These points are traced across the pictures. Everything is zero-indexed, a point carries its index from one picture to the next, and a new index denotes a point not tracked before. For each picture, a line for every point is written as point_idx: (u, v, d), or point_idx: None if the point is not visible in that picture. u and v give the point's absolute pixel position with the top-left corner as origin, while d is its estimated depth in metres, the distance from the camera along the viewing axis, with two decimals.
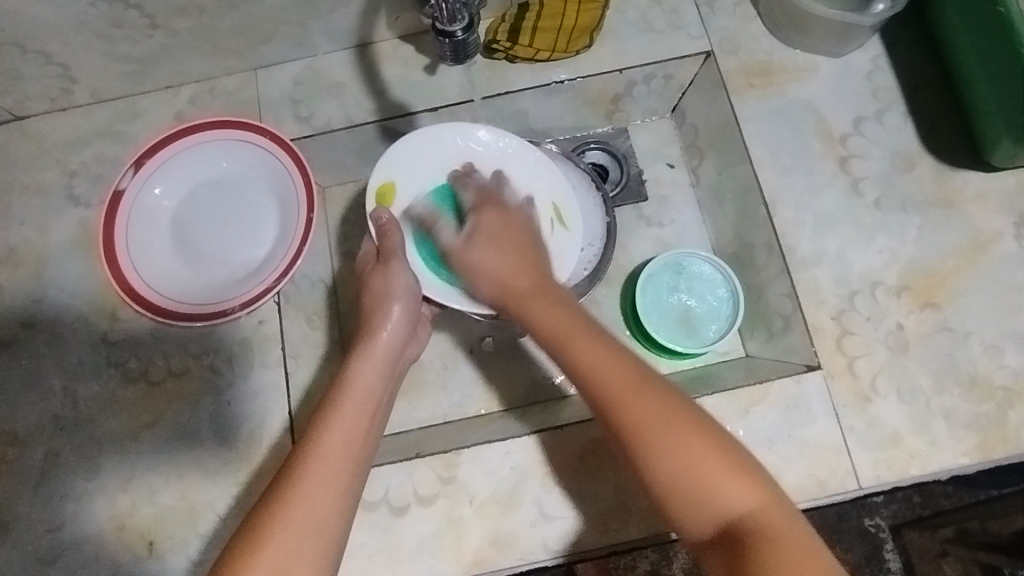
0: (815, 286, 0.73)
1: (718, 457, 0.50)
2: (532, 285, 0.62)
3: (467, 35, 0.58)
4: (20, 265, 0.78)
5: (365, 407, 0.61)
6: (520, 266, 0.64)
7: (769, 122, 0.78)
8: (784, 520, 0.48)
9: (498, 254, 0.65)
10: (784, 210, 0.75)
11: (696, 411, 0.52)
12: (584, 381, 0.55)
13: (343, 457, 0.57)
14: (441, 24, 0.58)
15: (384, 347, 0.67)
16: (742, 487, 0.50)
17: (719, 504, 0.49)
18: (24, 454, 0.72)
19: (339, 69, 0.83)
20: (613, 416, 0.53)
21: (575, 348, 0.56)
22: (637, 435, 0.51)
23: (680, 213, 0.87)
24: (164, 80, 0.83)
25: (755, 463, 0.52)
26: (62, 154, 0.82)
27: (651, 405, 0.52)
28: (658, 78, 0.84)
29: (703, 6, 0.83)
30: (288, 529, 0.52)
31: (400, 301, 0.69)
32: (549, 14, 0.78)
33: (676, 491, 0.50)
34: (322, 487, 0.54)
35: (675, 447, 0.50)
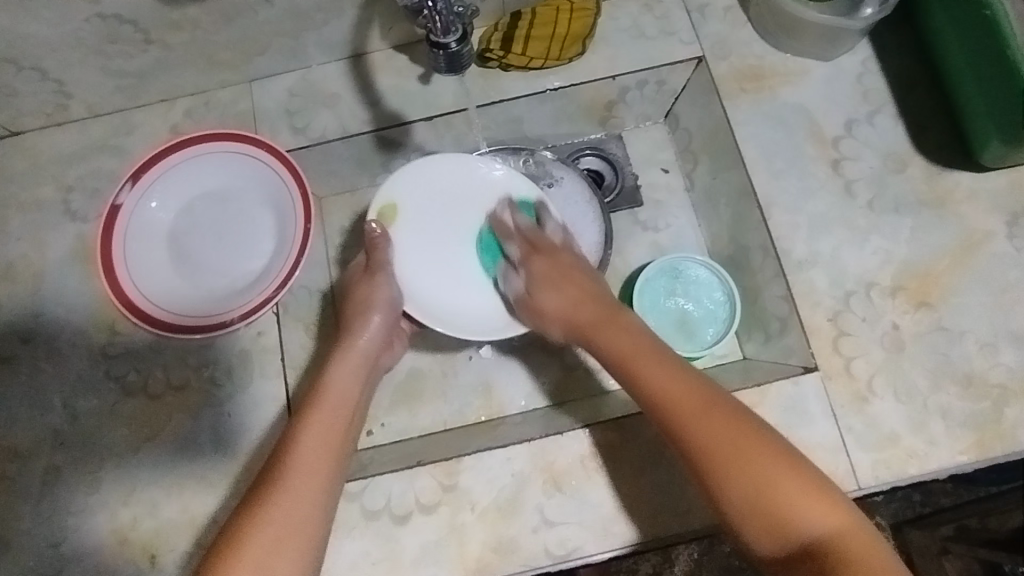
0: (810, 287, 0.73)
1: (794, 476, 0.51)
2: (597, 314, 0.67)
3: (461, 47, 0.59)
4: (18, 280, 0.78)
5: (341, 406, 0.64)
6: (582, 300, 0.69)
7: (762, 125, 0.79)
8: (861, 538, 0.48)
9: (566, 293, 0.70)
10: (779, 213, 0.76)
11: (763, 428, 0.53)
12: (647, 398, 0.58)
13: (324, 451, 0.59)
14: (435, 36, 0.58)
15: (362, 352, 0.69)
16: (817, 505, 0.49)
17: (796, 524, 0.49)
18: (24, 470, 0.72)
19: (334, 80, 0.84)
20: (682, 436, 0.55)
21: (641, 368, 0.60)
22: (707, 452, 0.53)
23: (675, 218, 0.87)
24: (159, 94, 0.83)
25: (836, 486, 0.51)
26: (58, 169, 0.82)
27: (722, 428, 0.53)
28: (651, 84, 0.85)
29: (694, 12, 0.84)
30: (276, 516, 0.53)
31: (379, 311, 0.72)
32: (543, 21, 0.80)
33: (744, 510, 0.51)
34: (303, 479, 0.56)
35: (753, 464, 0.51)
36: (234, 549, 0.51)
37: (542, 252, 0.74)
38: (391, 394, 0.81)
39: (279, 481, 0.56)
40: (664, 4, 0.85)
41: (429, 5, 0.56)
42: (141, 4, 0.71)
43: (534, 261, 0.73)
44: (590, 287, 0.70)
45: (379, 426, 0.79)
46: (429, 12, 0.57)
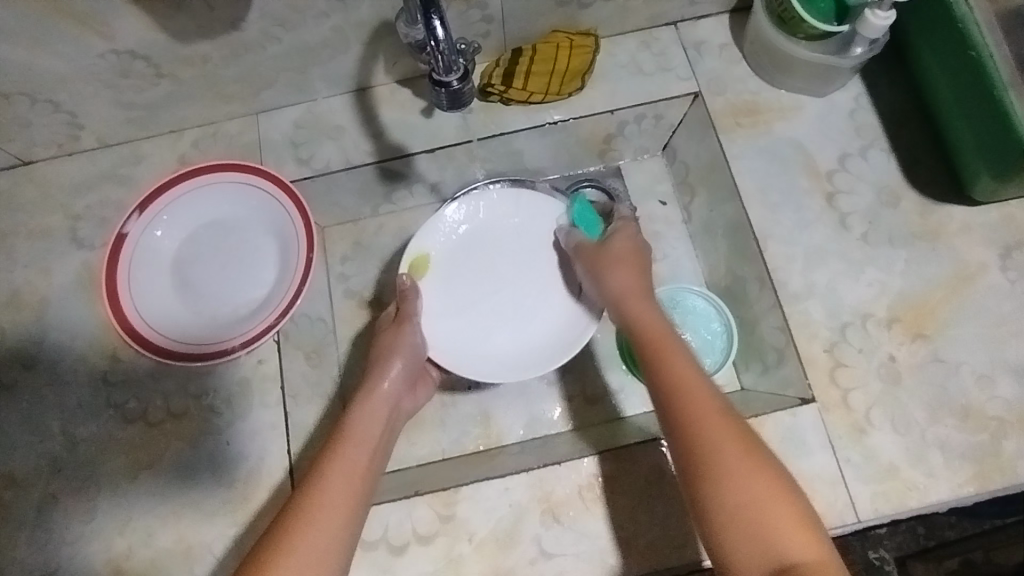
0: (806, 319, 0.74)
1: (772, 492, 0.52)
2: (655, 333, 0.66)
3: (462, 85, 0.61)
4: (23, 307, 0.79)
5: (362, 449, 0.63)
6: (642, 317, 0.69)
7: (757, 159, 0.81)
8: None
9: (638, 280, 0.73)
10: (775, 245, 0.77)
11: (771, 459, 0.54)
12: (668, 395, 0.60)
13: (342, 497, 0.58)
14: (437, 74, 0.60)
15: (384, 396, 0.70)
16: (802, 536, 0.49)
17: (777, 547, 0.49)
18: (21, 497, 0.72)
19: (339, 113, 0.86)
20: (689, 440, 0.56)
21: (669, 366, 0.62)
22: (708, 462, 0.54)
23: (673, 248, 0.88)
24: (168, 125, 0.85)
25: (824, 531, 0.51)
26: (67, 198, 0.84)
27: (729, 443, 0.54)
28: (649, 118, 0.87)
29: (690, 49, 0.87)
30: (291, 560, 0.52)
31: (401, 360, 0.73)
32: (542, 58, 0.82)
33: (731, 517, 0.51)
34: (320, 523, 0.55)
35: (749, 486, 0.52)
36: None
37: (620, 262, 0.74)
38: None
39: (298, 524, 0.55)
40: (661, 41, 0.87)
41: (432, 45, 0.56)
42: (155, 40, 0.73)
43: (615, 275, 0.73)
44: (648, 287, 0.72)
45: None
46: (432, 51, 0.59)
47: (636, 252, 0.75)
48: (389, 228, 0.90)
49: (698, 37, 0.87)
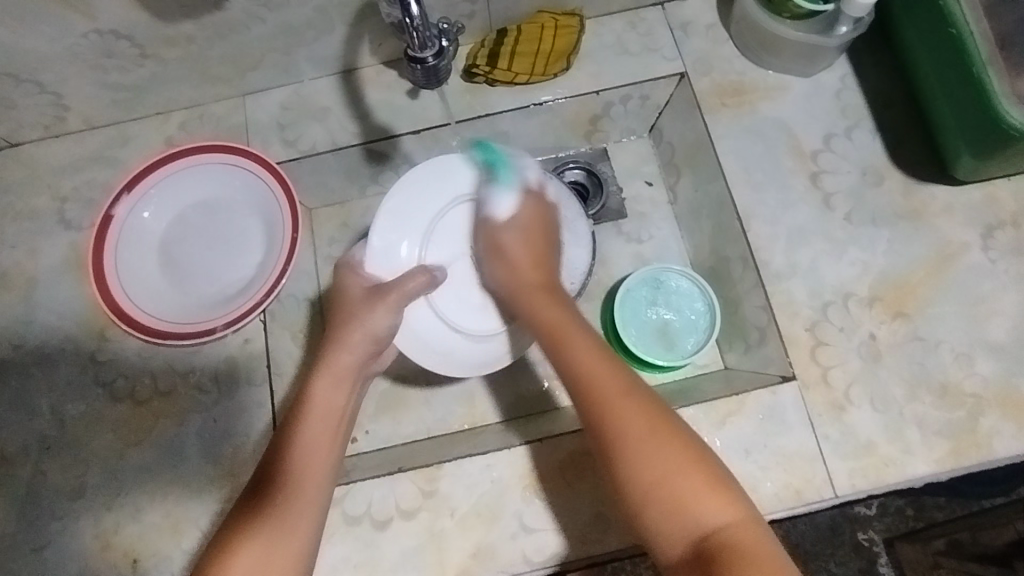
0: (788, 298, 0.74)
1: (675, 449, 0.53)
2: (542, 282, 0.70)
3: (438, 61, 0.60)
4: (11, 287, 0.80)
5: (329, 419, 0.63)
6: (528, 266, 0.72)
7: (741, 139, 0.81)
8: (756, 535, 0.50)
9: (531, 247, 0.73)
10: (758, 225, 0.78)
11: (681, 428, 0.54)
12: (571, 379, 0.59)
13: (308, 474, 0.59)
14: (412, 51, 0.59)
15: (350, 362, 0.67)
16: (714, 500, 0.51)
17: (693, 513, 0.51)
18: (12, 474, 0.73)
19: (325, 94, 0.86)
20: (600, 426, 0.55)
21: (566, 342, 0.62)
22: (622, 448, 0.53)
23: (659, 229, 0.88)
24: (155, 107, 0.86)
25: (733, 481, 0.53)
26: (55, 179, 0.84)
27: (638, 414, 0.54)
28: (635, 99, 0.87)
29: (677, 30, 0.87)
30: (256, 544, 0.54)
31: (370, 311, 0.70)
32: (527, 38, 0.82)
33: (649, 493, 0.52)
34: (287, 501, 0.57)
35: (665, 468, 0.52)
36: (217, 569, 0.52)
37: (521, 206, 0.75)
38: (375, 403, 0.82)
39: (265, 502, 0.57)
40: (647, 22, 0.87)
41: (407, 21, 0.56)
42: (138, 20, 0.73)
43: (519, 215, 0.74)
44: (543, 257, 0.73)
45: (363, 433, 0.81)
46: (407, 28, 0.58)
47: (540, 214, 0.75)
48: (376, 210, 0.90)
49: (684, 18, 0.87)
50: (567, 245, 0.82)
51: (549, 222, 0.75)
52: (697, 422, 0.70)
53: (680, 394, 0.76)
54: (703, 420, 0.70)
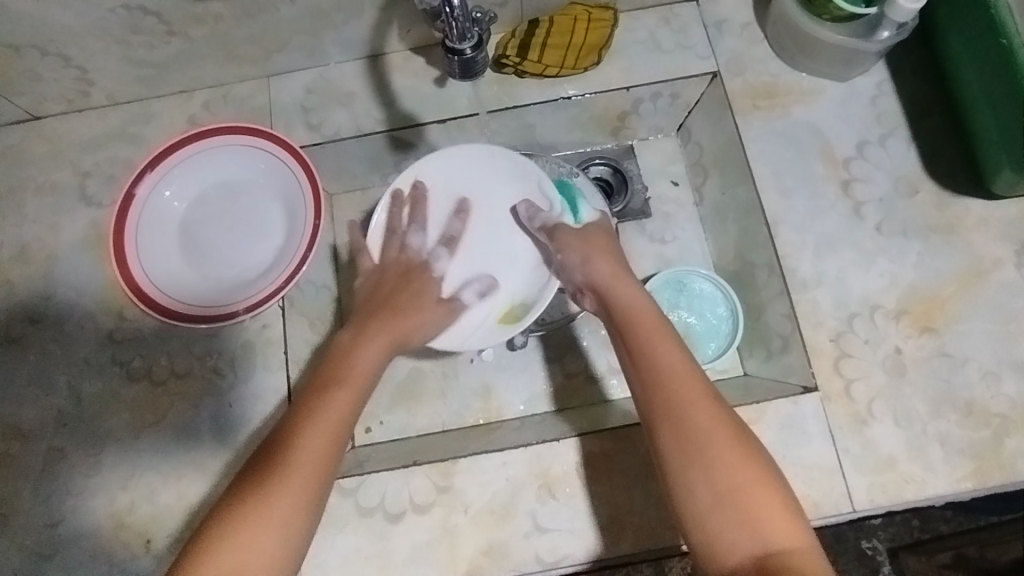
0: (813, 307, 0.73)
1: (753, 469, 0.52)
2: (647, 318, 0.62)
3: (476, 53, 0.59)
4: (30, 261, 0.80)
5: (359, 382, 0.61)
6: (624, 286, 0.66)
7: (773, 143, 0.80)
8: (818, 562, 0.48)
9: (620, 274, 0.68)
10: (785, 232, 0.76)
11: (759, 450, 0.54)
12: (650, 380, 0.57)
13: (305, 495, 0.52)
14: (451, 42, 0.58)
15: (392, 328, 0.67)
16: (782, 521, 0.50)
17: (758, 535, 0.49)
18: (27, 449, 0.73)
19: (351, 79, 0.85)
20: (679, 426, 0.54)
21: (653, 347, 0.59)
22: (692, 446, 0.53)
23: (683, 231, 0.87)
24: (179, 85, 0.85)
25: (799, 508, 0.52)
26: (76, 154, 0.84)
27: (731, 448, 0.52)
28: (665, 97, 0.86)
29: (711, 28, 0.85)
30: (274, 498, 0.51)
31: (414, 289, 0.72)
32: (559, 30, 0.80)
33: (716, 503, 0.51)
34: (280, 529, 0.50)
35: (756, 505, 0.50)
36: (236, 515, 0.50)
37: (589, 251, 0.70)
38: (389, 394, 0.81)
39: (262, 514, 0.50)
40: (682, 18, 0.86)
41: (447, 11, 0.55)
42: None
43: (596, 263, 0.69)
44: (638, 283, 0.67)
45: (378, 424, 0.80)
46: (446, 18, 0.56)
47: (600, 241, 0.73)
48: None
49: (719, 16, 0.85)
50: None
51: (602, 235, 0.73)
52: None
53: None
54: None
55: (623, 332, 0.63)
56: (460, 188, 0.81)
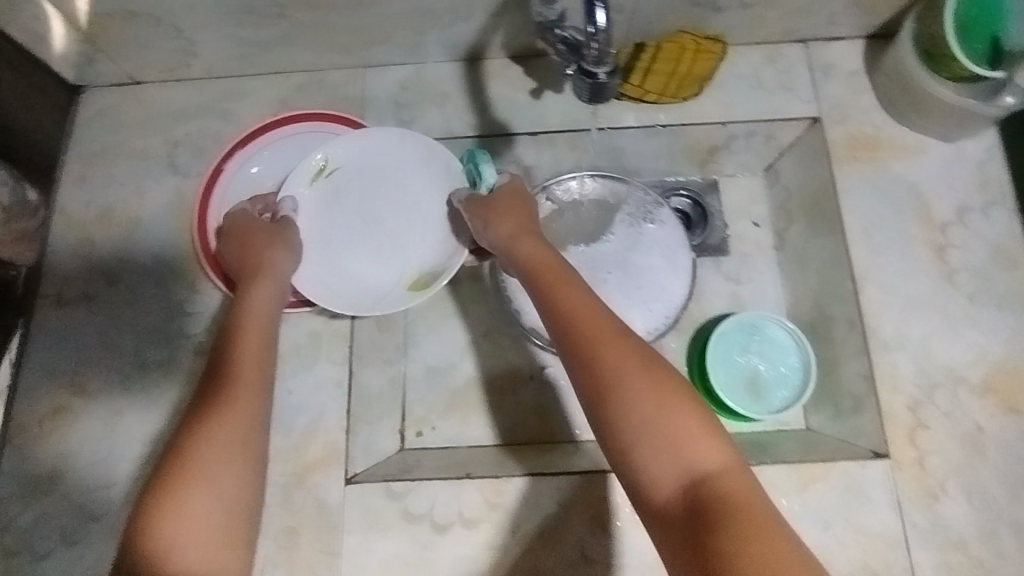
0: (893, 370, 0.71)
1: (676, 401, 0.52)
2: (549, 266, 0.64)
3: (609, 79, 0.59)
4: (114, 223, 0.81)
5: (258, 328, 0.64)
6: (523, 239, 0.68)
7: (868, 197, 0.78)
8: (742, 478, 0.49)
9: (524, 224, 0.70)
10: (872, 290, 0.74)
11: (674, 377, 0.54)
12: (555, 319, 0.59)
13: (227, 467, 0.54)
14: (586, 65, 0.57)
15: (278, 272, 0.70)
16: (706, 442, 0.50)
17: (685, 460, 0.50)
18: (87, 407, 0.74)
19: (447, 80, 0.84)
20: (591, 361, 0.55)
21: (562, 291, 0.61)
22: (604, 379, 0.54)
23: (759, 273, 0.85)
24: (277, 66, 0.85)
25: (723, 431, 0.52)
26: (169, 122, 0.85)
27: (635, 382, 0.53)
28: (759, 136, 0.84)
29: (817, 72, 0.84)
30: (199, 473, 0.53)
31: (277, 245, 0.71)
32: (665, 58, 0.80)
33: (637, 434, 0.51)
34: (212, 500, 0.52)
35: (672, 428, 0.51)
36: (173, 493, 0.51)
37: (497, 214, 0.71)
38: None
39: (186, 485, 0.52)
40: (787, 59, 0.84)
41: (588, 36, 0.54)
42: None
43: (498, 224, 0.70)
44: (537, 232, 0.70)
45: (429, 429, 0.77)
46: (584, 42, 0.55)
47: (515, 189, 0.73)
48: None
49: (827, 61, 0.84)
50: (664, 281, 0.81)
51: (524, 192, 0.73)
52: (780, 483, 0.67)
53: (759, 449, 0.74)
54: (785, 482, 0.67)
55: (529, 280, 0.64)
56: (371, 164, 0.78)
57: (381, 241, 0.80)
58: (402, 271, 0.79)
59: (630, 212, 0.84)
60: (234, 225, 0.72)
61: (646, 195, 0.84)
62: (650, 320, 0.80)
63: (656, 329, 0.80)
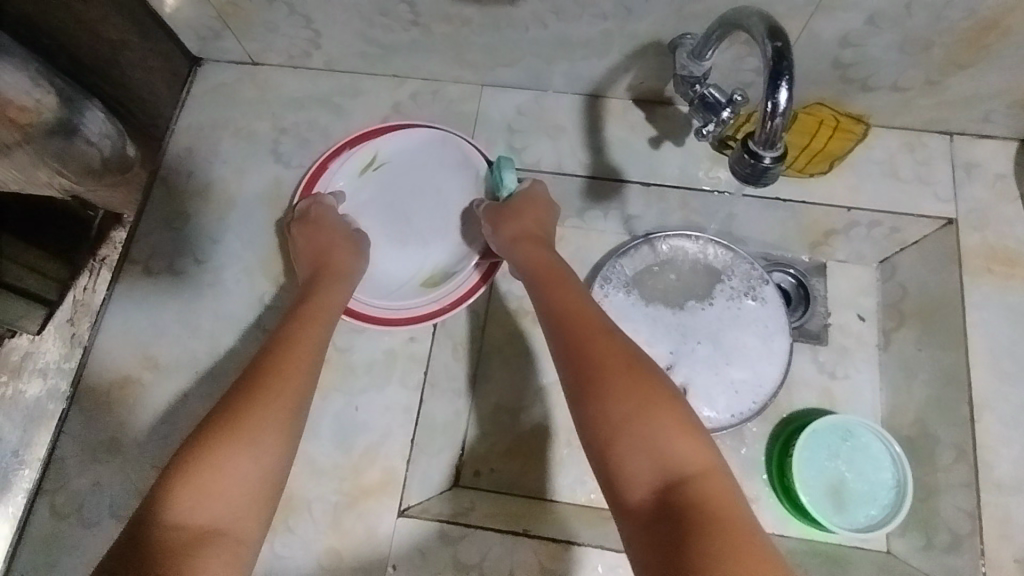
0: (1004, 516, 0.65)
1: (660, 405, 0.54)
2: (549, 268, 0.68)
3: (772, 164, 0.54)
4: (211, 201, 0.80)
5: (316, 315, 0.67)
6: (525, 240, 0.71)
7: (1001, 316, 0.72)
8: (722, 485, 0.50)
9: (537, 225, 0.73)
10: (990, 419, 0.68)
11: (656, 379, 0.56)
12: (553, 317, 0.62)
13: (274, 430, 0.56)
14: (753, 143, 0.53)
15: (339, 265, 0.73)
16: (685, 444, 0.52)
17: (666, 461, 0.51)
18: (157, 384, 0.73)
19: (564, 112, 0.81)
20: (580, 357, 0.58)
21: (561, 292, 0.65)
22: (589, 375, 0.56)
23: (859, 372, 0.79)
24: (395, 70, 0.83)
25: (706, 438, 0.53)
26: (280, 109, 0.84)
27: (622, 382, 0.55)
28: (884, 227, 0.78)
29: (960, 168, 0.77)
30: (238, 446, 0.54)
31: (342, 245, 0.74)
32: (802, 129, 0.74)
33: (618, 431, 0.53)
34: (252, 458, 0.54)
35: (655, 429, 0.52)
36: (209, 459, 0.53)
37: (508, 215, 0.73)
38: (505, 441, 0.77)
39: (233, 437, 0.54)
40: (929, 149, 0.78)
41: (767, 113, 0.50)
42: None
43: (503, 226, 0.73)
44: (541, 229, 0.73)
45: (487, 470, 0.76)
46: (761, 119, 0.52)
47: (540, 194, 0.76)
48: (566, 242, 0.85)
49: (972, 159, 0.78)
50: (756, 363, 0.77)
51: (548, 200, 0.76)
52: None
53: (837, 568, 0.68)
54: None
55: (532, 281, 0.68)
56: (414, 164, 0.82)
57: (408, 236, 0.82)
58: (420, 267, 0.82)
59: (732, 283, 0.80)
60: (308, 213, 0.75)
61: (753, 269, 0.79)
62: (738, 403, 0.75)
63: (743, 413, 0.75)
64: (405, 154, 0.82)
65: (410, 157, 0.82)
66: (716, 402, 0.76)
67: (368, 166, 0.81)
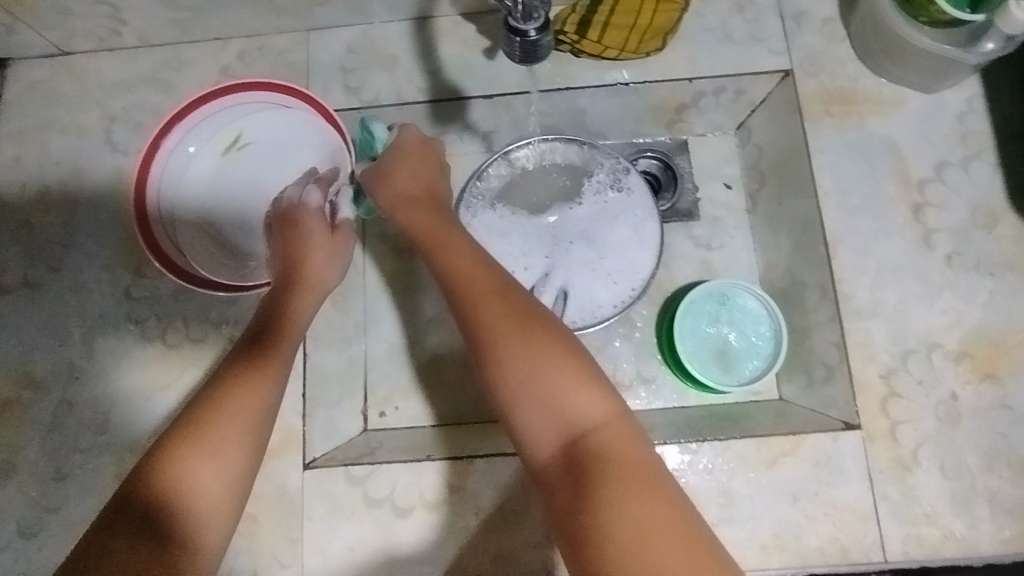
0: (866, 339, 0.68)
1: (557, 360, 0.52)
2: (434, 226, 0.64)
3: (540, 36, 0.53)
4: (53, 206, 0.77)
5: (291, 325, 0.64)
6: (405, 201, 0.68)
7: (843, 154, 0.74)
8: (622, 431, 0.50)
9: (418, 180, 0.69)
10: (844, 253, 0.71)
11: (552, 331, 0.54)
12: (442, 282, 0.59)
13: (240, 439, 0.53)
14: (514, 20, 0.53)
15: (317, 270, 0.69)
16: (585, 397, 0.51)
17: (566, 415, 0.50)
18: (38, 399, 0.72)
19: (395, 41, 0.79)
20: (473, 320, 0.55)
21: (445, 253, 0.61)
22: (481, 339, 0.54)
23: (731, 239, 0.82)
24: (214, 31, 0.80)
25: (607, 383, 0.53)
26: (104, 96, 0.80)
27: (518, 343, 0.53)
28: (729, 92, 0.79)
29: (789, 19, 0.78)
30: (209, 449, 0.52)
31: (319, 246, 0.71)
32: (625, 9, 0.72)
33: (517, 392, 0.52)
34: (215, 469, 0.52)
35: (553, 386, 0.51)
36: (174, 467, 0.51)
37: (384, 172, 0.70)
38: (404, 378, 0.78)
39: (195, 445, 0.52)
40: (758, 6, 0.78)
41: None
42: None
43: (379, 190, 0.69)
44: (424, 184, 0.69)
45: (393, 409, 0.76)
46: None
47: (424, 143, 0.72)
48: None
49: (800, 7, 0.78)
50: (631, 250, 0.78)
51: (440, 153, 0.72)
52: (747, 458, 0.66)
53: (729, 422, 0.72)
54: (753, 457, 0.66)
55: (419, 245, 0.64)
56: (270, 137, 0.80)
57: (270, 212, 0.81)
58: None
59: (598, 179, 0.80)
60: (290, 213, 0.74)
61: (615, 160, 0.80)
62: (619, 291, 0.77)
63: (624, 299, 0.77)
64: (259, 127, 0.80)
65: (264, 130, 0.80)
66: (598, 296, 0.77)
67: (230, 146, 0.79)
